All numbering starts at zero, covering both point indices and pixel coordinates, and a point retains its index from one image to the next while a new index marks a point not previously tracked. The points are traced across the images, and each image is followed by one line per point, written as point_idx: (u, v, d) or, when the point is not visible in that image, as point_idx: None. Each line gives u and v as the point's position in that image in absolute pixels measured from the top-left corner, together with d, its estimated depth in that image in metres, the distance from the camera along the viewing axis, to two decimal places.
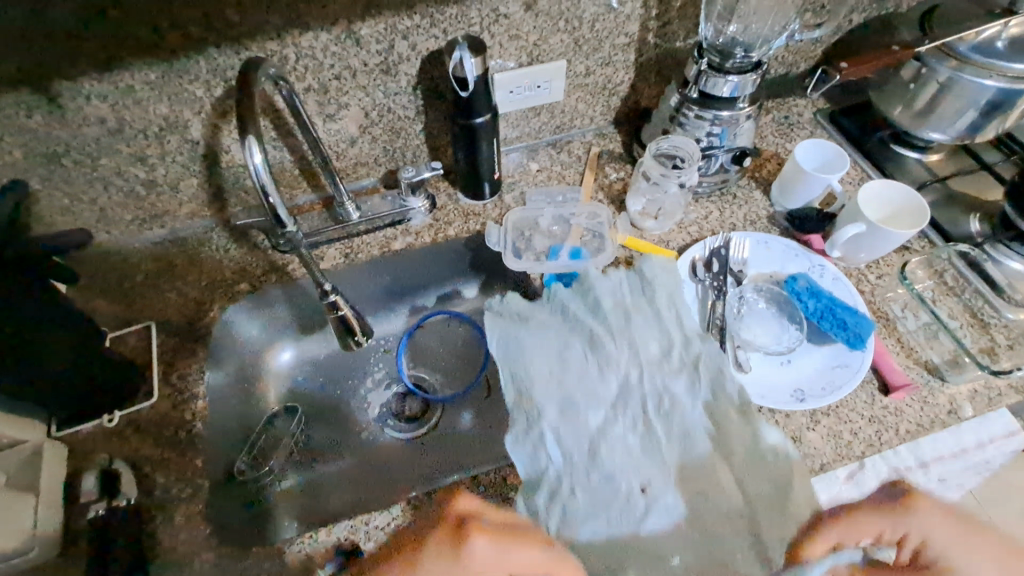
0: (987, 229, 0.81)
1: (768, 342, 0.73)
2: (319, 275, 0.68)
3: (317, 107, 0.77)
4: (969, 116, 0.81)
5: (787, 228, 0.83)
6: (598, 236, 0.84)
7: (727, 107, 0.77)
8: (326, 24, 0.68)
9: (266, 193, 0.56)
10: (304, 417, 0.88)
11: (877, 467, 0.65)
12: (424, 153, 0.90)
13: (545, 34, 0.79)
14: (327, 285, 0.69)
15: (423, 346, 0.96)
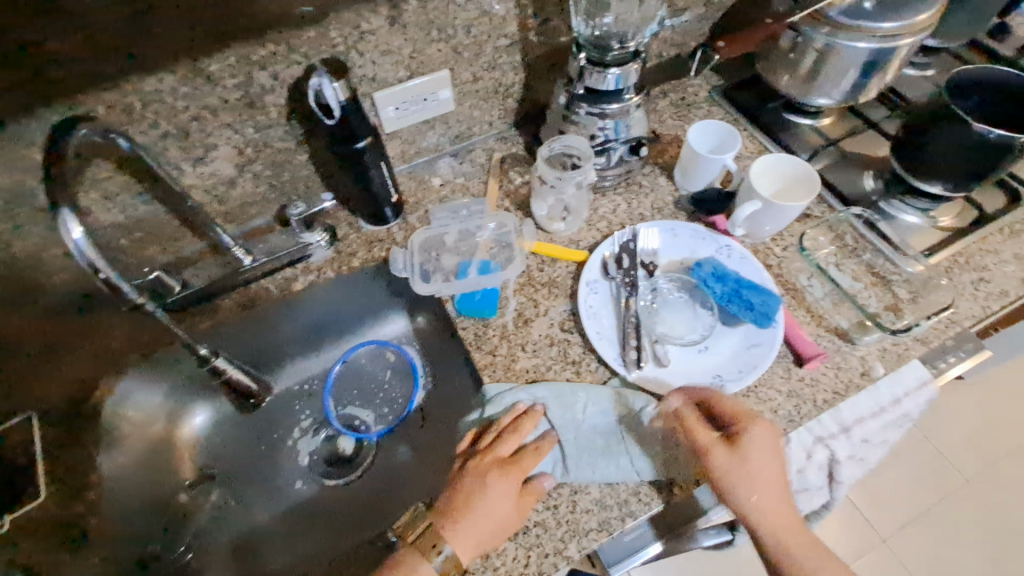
0: (881, 186, 0.83)
1: (683, 332, 0.72)
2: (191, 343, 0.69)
3: (182, 152, 0.71)
4: (851, 76, 0.82)
5: (693, 211, 0.83)
6: (506, 246, 0.82)
7: (614, 99, 0.76)
8: (168, 65, 0.62)
9: (100, 273, 0.53)
10: (225, 483, 0.84)
11: (802, 438, 0.67)
12: (318, 182, 0.85)
13: (419, 46, 0.75)
14: (206, 352, 0.71)
15: (354, 382, 0.92)
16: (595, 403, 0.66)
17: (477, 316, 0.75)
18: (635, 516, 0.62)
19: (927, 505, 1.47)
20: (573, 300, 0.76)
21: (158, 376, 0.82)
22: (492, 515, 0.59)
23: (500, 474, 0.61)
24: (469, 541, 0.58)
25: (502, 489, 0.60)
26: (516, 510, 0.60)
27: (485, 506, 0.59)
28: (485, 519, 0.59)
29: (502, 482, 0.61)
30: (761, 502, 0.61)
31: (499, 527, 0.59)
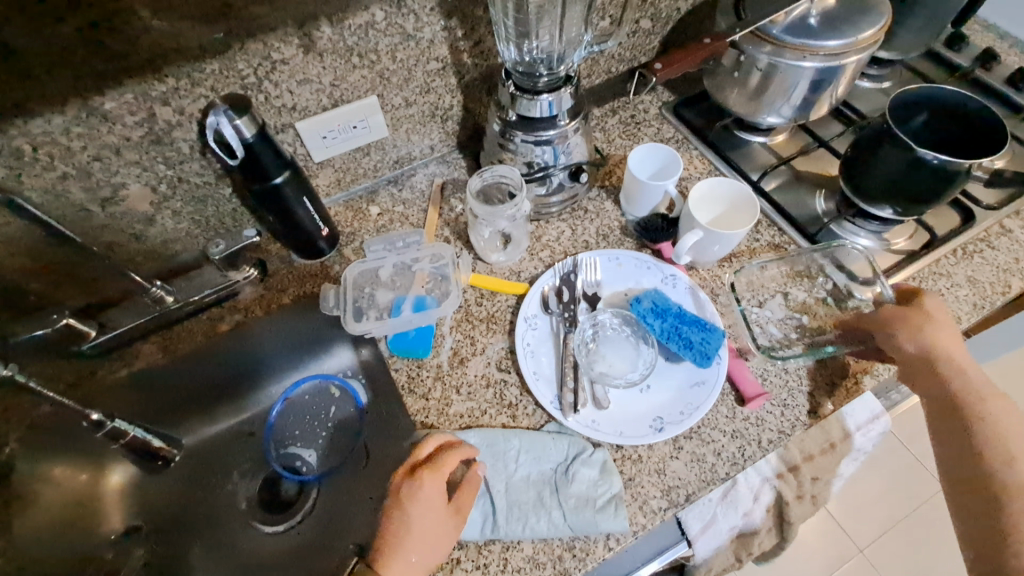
0: (833, 207, 0.81)
1: (624, 370, 0.69)
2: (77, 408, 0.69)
3: (86, 193, 0.67)
4: (799, 93, 0.79)
5: (639, 237, 0.79)
6: (443, 279, 0.77)
7: (549, 126, 0.72)
8: (55, 105, 0.58)
9: None
10: (153, 536, 0.79)
11: (748, 480, 0.66)
12: (246, 215, 0.81)
13: (340, 73, 0.71)
14: (97, 416, 0.71)
15: (294, 421, 0.87)
16: (529, 451, 0.63)
17: (411, 356, 0.72)
18: (569, 574, 0.57)
19: (904, 514, 1.45)
20: (511, 336, 0.72)
21: (77, 426, 0.77)
22: (422, 534, 0.56)
23: (422, 486, 0.58)
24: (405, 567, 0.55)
25: (427, 504, 0.58)
26: (449, 519, 0.58)
27: (412, 525, 0.57)
28: (417, 540, 0.56)
29: (424, 495, 0.58)
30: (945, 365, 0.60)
31: (434, 543, 0.56)
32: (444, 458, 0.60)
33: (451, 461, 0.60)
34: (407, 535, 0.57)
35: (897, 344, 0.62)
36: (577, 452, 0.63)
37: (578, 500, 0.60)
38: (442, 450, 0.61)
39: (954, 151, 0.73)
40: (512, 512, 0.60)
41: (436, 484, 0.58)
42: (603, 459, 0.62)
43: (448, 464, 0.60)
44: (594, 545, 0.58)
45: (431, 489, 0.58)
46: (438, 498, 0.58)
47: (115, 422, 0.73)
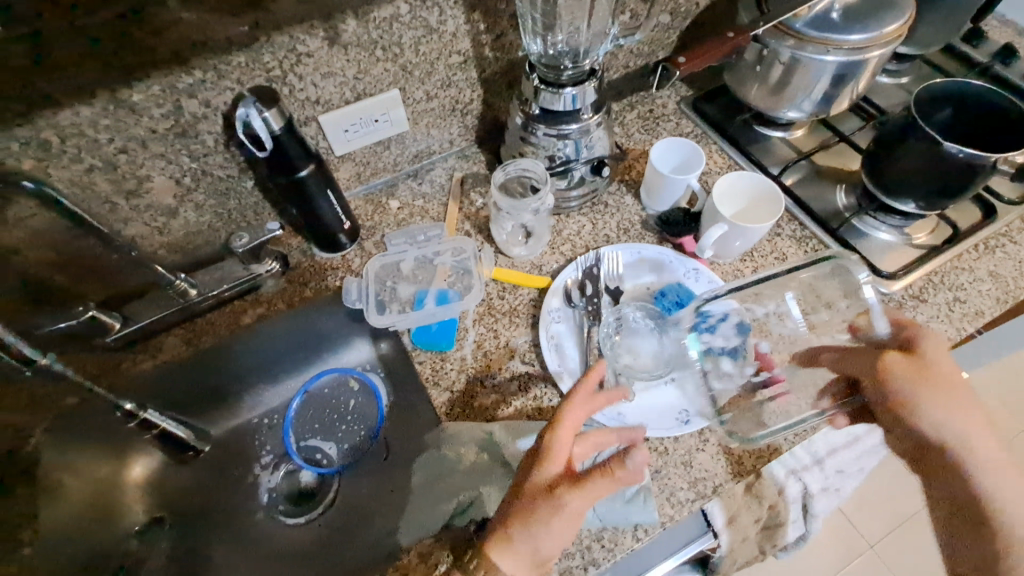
0: (854, 201, 0.81)
1: (648, 363, 0.70)
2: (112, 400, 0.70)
3: (111, 185, 0.67)
4: (820, 88, 0.78)
5: (660, 231, 0.79)
6: (465, 273, 0.78)
7: (572, 119, 0.72)
8: (83, 97, 0.57)
9: None
10: (174, 528, 0.80)
11: (773, 472, 0.66)
12: (267, 209, 0.81)
13: (364, 66, 0.71)
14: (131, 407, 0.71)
15: (315, 415, 0.88)
16: None
17: (434, 349, 0.72)
18: (598, 564, 0.58)
19: (914, 509, 1.45)
20: (535, 330, 0.73)
21: (100, 419, 0.77)
22: (555, 524, 0.52)
23: (544, 469, 0.55)
24: (531, 556, 0.52)
25: (563, 489, 0.53)
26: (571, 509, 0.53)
27: (543, 495, 0.53)
28: (551, 531, 0.52)
29: (553, 454, 0.55)
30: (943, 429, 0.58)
31: (557, 532, 0.52)
32: (574, 410, 0.57)
33: (579, 413, 0.57)
34: (533, 504, 0.53)
35: (886, 400, 0.60)
36: None
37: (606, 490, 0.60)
38: (577, 402, 0.57)
39: (979, 145, 0.73)
40: None
41: (564, 441, 0.55)
42: None
43: (577, 416, 0.57)
44: (623, 535, 0.59)
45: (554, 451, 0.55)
46: (563, 459, 0.55)
47: (148, 413, 0.73)
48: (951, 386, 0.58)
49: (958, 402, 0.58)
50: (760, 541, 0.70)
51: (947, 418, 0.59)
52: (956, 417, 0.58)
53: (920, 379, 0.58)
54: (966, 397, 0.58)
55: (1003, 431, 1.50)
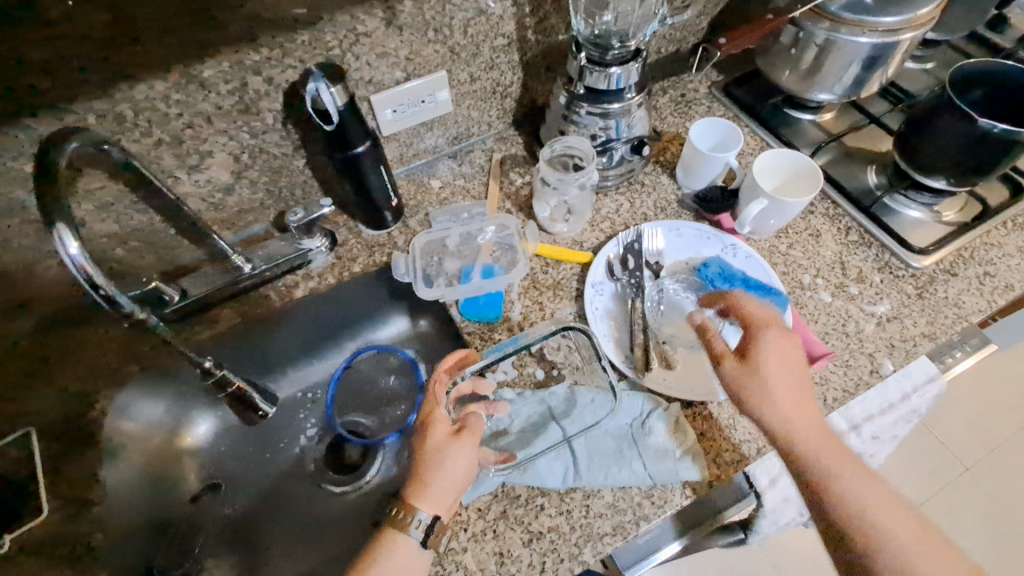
0: (884, 180, 0.83)
1: (691, 333, 0.72)
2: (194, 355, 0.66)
3: (175, 160, 0.69)
4: (852, 70, 0.81)
5: (697, 210, 0.82)
6: (509, 249, 0.80)
7: (615, 99, 0.75)
8: (158, 72, 0.60)
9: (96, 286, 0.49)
10: (228, 492, 0.82)
11: None
12: (315, 187, 0.84)
13: (416, 47, 0.73)
14: (209, 363, 0.68)
15: (356, 389, 0.89)
16: (606, 407, 0.66)
17: (482, 320, 0.74)
18: (649, 519, 0.61)
19: (930, 495, 1.50)
20: (578, 302, 0.75)
21: (159, 385, 0.81)
22: (436, 458, 0.59)
23: (764, 360, 0.61)
24: (431, 494, 0.57)
25: (768, 376, 0.60)
26: (805, 386, 0.61)
27: (439, 446, 0.59)
28: (437, 464, 0.58)
29: (440, 416, 0.61)
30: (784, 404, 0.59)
31: (794, 406, 0.60)
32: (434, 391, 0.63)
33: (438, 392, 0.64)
34: (437, 455, 0.59)
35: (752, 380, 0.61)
36: (652, 410, 0.66)
37: (655, 451, 0.63)
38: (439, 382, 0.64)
39: (1010, 121, 0.75)
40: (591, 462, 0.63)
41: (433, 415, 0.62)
42: (675, 414, 0.65)
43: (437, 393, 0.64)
44: (673, 492, 0.62)
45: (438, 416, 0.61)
46: (445, 424, 0.61)
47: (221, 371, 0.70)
48: (779, 372, 0.60)
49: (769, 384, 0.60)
50: (797, 505, 0.73)
51: (779, 402, 0.59)
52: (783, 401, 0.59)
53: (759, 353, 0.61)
54: (794, 385, 0.60)
55: (1001, 424, 1.57)
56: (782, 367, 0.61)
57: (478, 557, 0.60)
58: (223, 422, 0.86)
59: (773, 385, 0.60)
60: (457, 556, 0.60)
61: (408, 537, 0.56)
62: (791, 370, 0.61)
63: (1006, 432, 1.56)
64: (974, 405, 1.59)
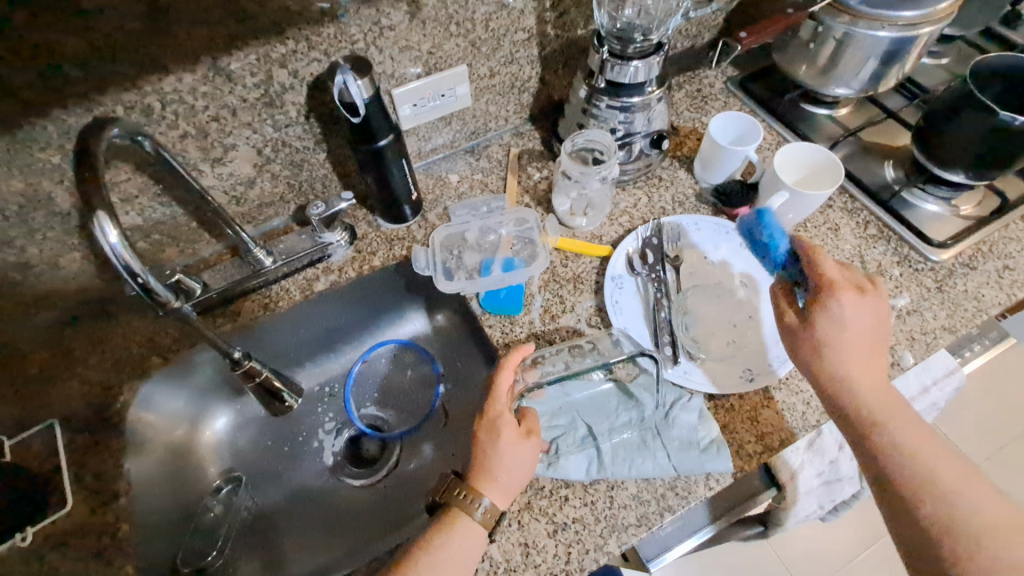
0: (902, 175, 0.84)
1: (713, 327, 0.72)
2: (225, 346, 0.66)
3: (199, 153, 0.70)
4: (870, 65, 0.81)
5: (715, 204, 0.83)
6: (529, 242, 0.81)
7: (635, 93, 0.75)
8: (187, 64, 0.61)
9: (134, 275, 0.50)
10: (248, 488, 0.81)
11: (833, 429, 0.69)
12: (334, 181, 0.84)
13: (438, 40, 0.74)
14: (239, 354, 0.68)
15: (374, 383, 0.90)
16: (630, 400, 0.67)
17: (503, 314, 0.75)
18: (674, 510, 0.61)
19: None
20: (599, 295, 0.76)
21: (180, 379, 0.80)
22: (504, 457, 0.59)
23: (853, 305, 0.59)
24: (497, 487, 0.59)
25: (851, 323, 0.59)
26: (878, 340, 0.60)
27: (507, 446, 0.59)
28: (506, 463, 0.59)
29: (506, 415, 0.61)
30: (847, 361, 0.59)
31: (866, 360, 0.59)
32: (500, 389, 0.62)
33: (504, 389, 0.62)
34: (505, 454, 0.59)
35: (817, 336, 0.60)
36: (675, 399, 0.67)
37: (679, 443, 0.64)
38: (503, 378, 0.62)
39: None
40: (616, 455, 0.63)
41: (499, 412, 0.61)
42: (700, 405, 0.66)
43: (503, 390, 0.62)
44: (697, 484, 0.62)
45: (504, 414, 0.61)
46: (511, 423, 0.61)
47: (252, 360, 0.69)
48: (850, 324, 0.59)
49: (836, 337, 0.59)
50: (818, 497, 0.73)
51: (842, 360, 0.59)
52: (847, 356, 0.59)
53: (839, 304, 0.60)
54: (865, 339, 0.59)
55: (1011, 422, 1.57)
56: (853, 320, 0.59)
57: (504, 546, 0.60)
58: (245, 413, 0.86)
59: (836, 344, 0.59)
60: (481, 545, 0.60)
61: (472, 527, 0.58)
62: (863, 328, 0.59)
63: (1015, 430, 1.57)
64: (984, 402, 1.59)
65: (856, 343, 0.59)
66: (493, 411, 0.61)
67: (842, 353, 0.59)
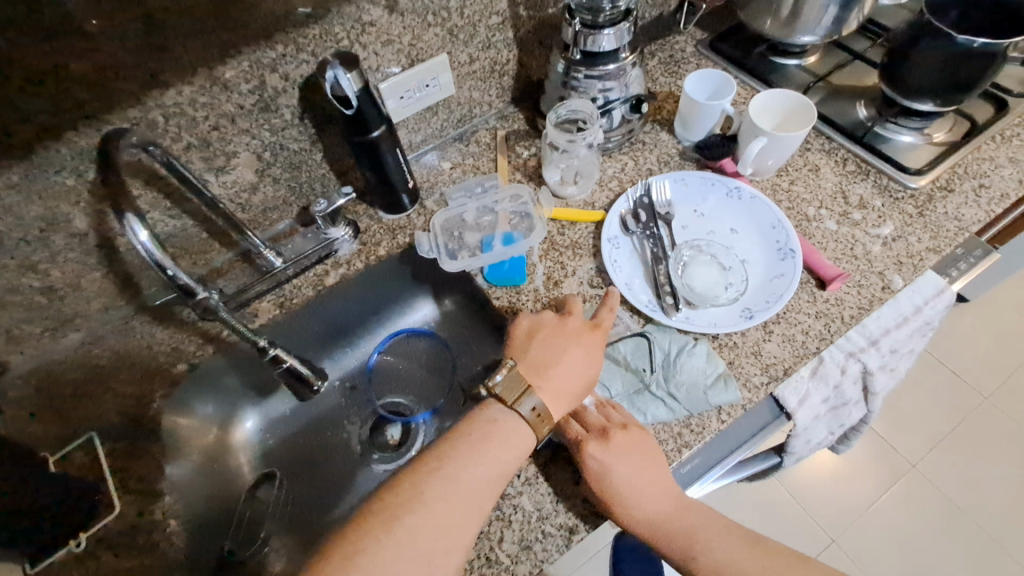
0: (874, 112, 0.87)
1: (712, 275, 0.75)
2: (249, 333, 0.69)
3: (203, 163, 0.73)
4: (831, 13, 0.84)
5: (699, 159, 0.86)
6: (526, 216, 0.85)
7: (610, 60, 0.79)
8: (185, 76, 0.64)
9: (163, 268, 0.55)
10: (285, 480, 0.84)
11: (834, 356, 0.72)
12: (333, 179, 0.87)
13: (417, 32, 0.77)
14: (265, 342, 0.70)
15: (390, 370, 0.92)
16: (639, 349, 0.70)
17: (508, 285, 0.78)
18: (691, 446, 0.64)
19: (952, 425, 1.54)
20: (598, 257, 0.79)
21: (206, 386, 0.83)
22: (571, 375, 0.64)
23: (610, 460, 0.60)
24: (555, 394, 0.62)
25: (621, 471, 0.60)
26: (657, 467, 0.61)
27: (586, 372, 0.65)
28: (573, 386, 0.64)
29: (593, 348, 0.66)
30: (625, 481, 0.59)
31: (651, 496, 0.60)
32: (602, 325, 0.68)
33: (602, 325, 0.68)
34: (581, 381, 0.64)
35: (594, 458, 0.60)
36: (681, 347, 0.70)
37: (687, 382, 0.67)
38: (607, 318, 0.69)
39: (993, 32, 0.80)
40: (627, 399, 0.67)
41: (590, 342, 0.67)
42: (705, 347, 0.69)
43: (601, 326, 0.68)
44: (712, 420, 0.65)
45: (592, 347, 0.67)
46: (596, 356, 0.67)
47: (275, 347, 0.72)
48: (613, 457, 0.60)
49: (611, 451, 0.60)
50: (827, 423, 0.78)
51: (630, 492, 0.59)
52: (627, 471, 0.59)
53: (592, 438, 0.62)
54: (636, 464, 0.60)
55: (1016, 349, 1.61)
56: (625, 455, 0.60)
57: (535, 497, 0.63)
58: (274, 412, 0.89)
59: (614, 469, 0.59)
60: (510, 497, 0.63)
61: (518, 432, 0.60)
62: (632, 457, 0.60)
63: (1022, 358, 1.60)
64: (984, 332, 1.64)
65: (597, 456, 0.60)
66: (591, 333, 0.67)
67: (618, 474, 0.59)
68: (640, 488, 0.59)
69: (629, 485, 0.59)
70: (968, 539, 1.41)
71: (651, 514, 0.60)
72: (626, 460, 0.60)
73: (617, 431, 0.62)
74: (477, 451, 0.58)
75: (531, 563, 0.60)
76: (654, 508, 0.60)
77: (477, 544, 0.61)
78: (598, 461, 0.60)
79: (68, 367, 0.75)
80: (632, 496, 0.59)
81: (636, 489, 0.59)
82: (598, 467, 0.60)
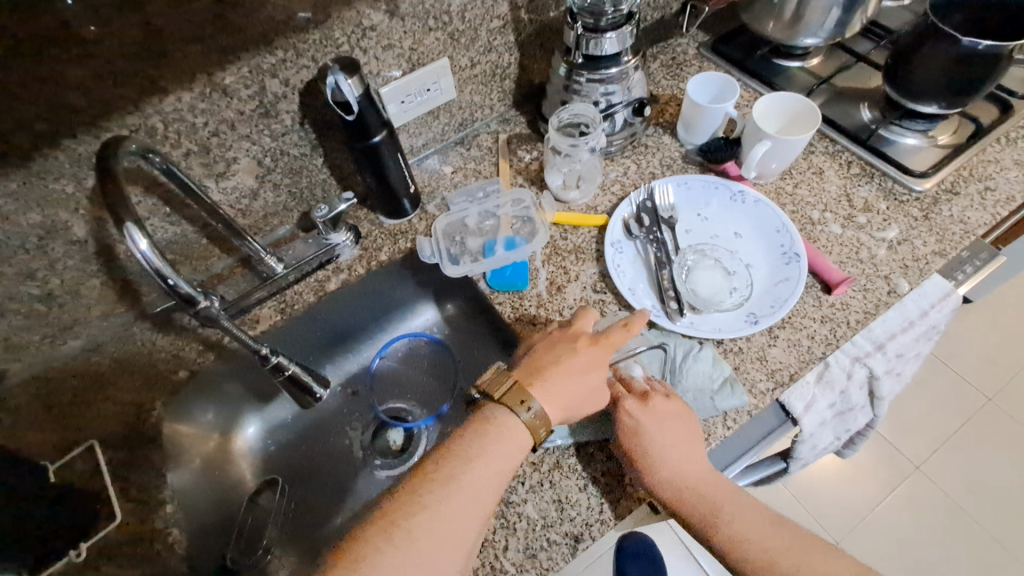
0: (878, 115, 0.87)
1: (716, 280, 0.75)
2: (253, 342, 0.68)
3: (203, 170, 0.73)
4: (834, 15, 0.83)
5: (702, 162, 0.86)
6: (527, 220, 0.84)
7: (613, 64, 0.78)
8: (185, 82, 0.64)
9: (164, 278, 0.54)
10: (287, 486, 0.83)
11: (841, 360, 0.71)
12: (334, 184, 0.87)
13: (418, 37, 0.77)
14: (266, 349, 0.70)
15: (392, 376, 0.91)
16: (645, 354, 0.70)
17: (511, 290, 0.78)
18: None
19: (955, 426, 1.53)
20: (601, 262, 0.78)
21: (208, 394, 0.82)
22: (576, 384, 0.61)
23: (645, 420, 0.61)
24: (554, 398, 0.60)
25: (657, 430, 0.61)
26: (693, 434, 0.62)
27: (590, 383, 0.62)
28: (576, 396, 0.61)
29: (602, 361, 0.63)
30: (658, 439, 0.60)
31: (680, 459, 0.60)
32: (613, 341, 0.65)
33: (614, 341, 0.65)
34: (585, 392, 0.61)
35: (639, 414, 0.62)
36: (686, 351, 0.69)
37: (694, 387, 0.66)
38: (620, 334, 0.65)
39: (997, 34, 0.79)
40: None
41: (600, 355, 0.64)
42: (711, 351, 0.69)
43: (613, 342, 0.65)
44: (718, 425, 0.64)
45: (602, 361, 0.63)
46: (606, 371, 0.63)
47: (277, 355, 0.71)
48: (659, 416, 0.62)
49: (651, 411, 0.62)
50: (833, 428, 0.77)
51: (666, 450, 0.60)
52: (659, 431, 0.61)
53: (648, 398, 0.63)
54: (676, 425, 0.62)
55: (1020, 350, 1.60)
56: (662, 418, 0.62)
57: (540, 505, 0.63)
58: (275, 417, 0.88)
59: (652, 426, 0.61)
60: (515, 505, 0.63)
61: (514, 434, 0.58)
62: (669, 420, 0.62)
63: None
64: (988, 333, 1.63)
65: (641, 414, 0.62)
66: (601, 346, 0.64)
67: (654, 435, 0.61)
68: (674, 448, 0.61)
69: (660, 447, 0.60)
70: (973, 541, 1.40)
71: (677, 480, 0.60)
72: (665, 421, 0.62)
73: (660, 397, 0.63)
74: (481, 452, 0.57)
75: (536, 572, 0.59)
76: (674, 474, 0.60)
77: (482, 553, 0.60)
78: (642, 419, 0.61)
79: (68, 375, 0.74)
80: (660, 459, 0.60)
81: (669, 448, 0.60)
82: (638, 423, 0.61)
